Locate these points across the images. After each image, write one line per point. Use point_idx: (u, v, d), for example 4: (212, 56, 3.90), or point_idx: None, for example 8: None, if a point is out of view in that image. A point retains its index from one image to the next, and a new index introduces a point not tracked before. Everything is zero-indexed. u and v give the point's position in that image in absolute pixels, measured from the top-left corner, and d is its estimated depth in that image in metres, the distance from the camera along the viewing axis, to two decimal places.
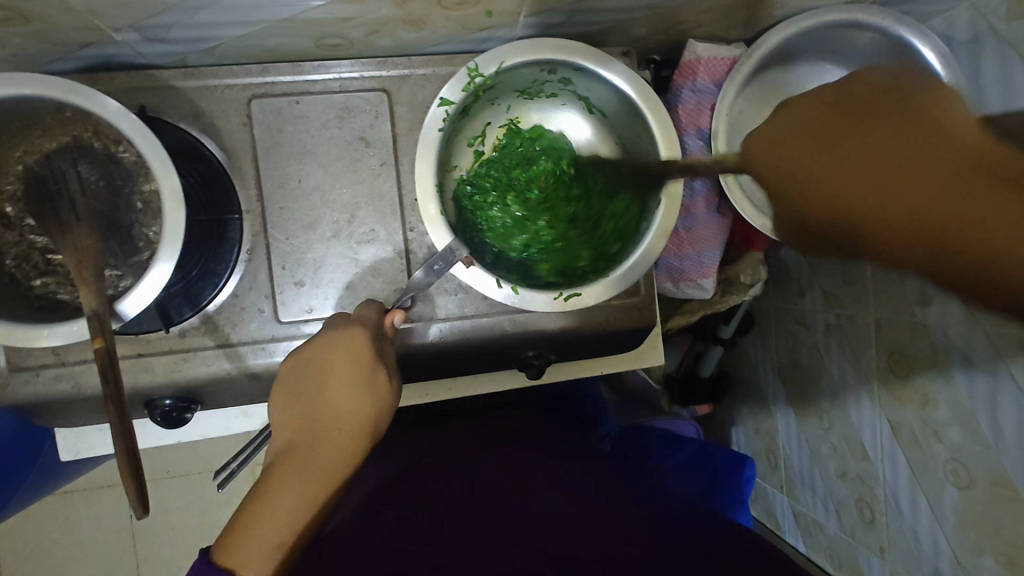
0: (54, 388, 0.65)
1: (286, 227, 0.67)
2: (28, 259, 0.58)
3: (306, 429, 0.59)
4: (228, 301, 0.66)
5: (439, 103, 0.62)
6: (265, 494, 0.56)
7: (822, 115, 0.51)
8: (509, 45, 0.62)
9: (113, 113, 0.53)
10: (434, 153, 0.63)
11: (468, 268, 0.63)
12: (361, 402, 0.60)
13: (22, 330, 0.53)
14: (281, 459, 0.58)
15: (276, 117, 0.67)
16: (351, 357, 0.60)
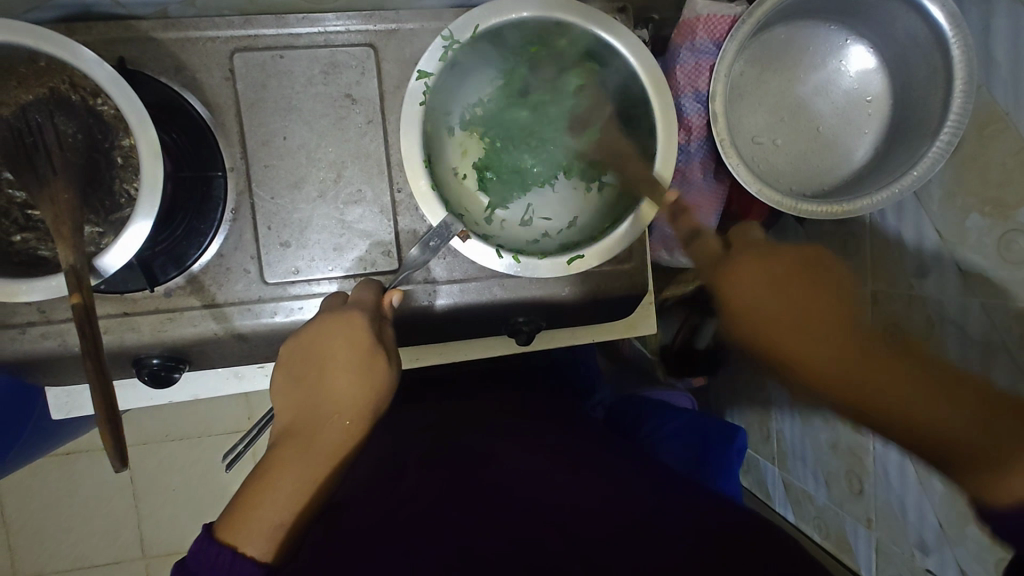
0: (41, 345, 0.65)
1: (271, 186, 0.66)
2: (8, 214, 0.58)
3: (305, 415, 0.56)
4: (213, 261, 0.66)
5: (417, 76, 0.57)
6: (264, 481, 0.52)
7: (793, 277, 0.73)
8: (484, 7, 0.57)
9: (88, 65, 0.52)
10: (419, 128, 0.59)
11: (464, 242, 0.60)
12: (359, 388, 0.56)
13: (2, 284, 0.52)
14: (279, 445, 0.54)
15: (259, 71, 0.65)
16: (349, 343, 0.57)
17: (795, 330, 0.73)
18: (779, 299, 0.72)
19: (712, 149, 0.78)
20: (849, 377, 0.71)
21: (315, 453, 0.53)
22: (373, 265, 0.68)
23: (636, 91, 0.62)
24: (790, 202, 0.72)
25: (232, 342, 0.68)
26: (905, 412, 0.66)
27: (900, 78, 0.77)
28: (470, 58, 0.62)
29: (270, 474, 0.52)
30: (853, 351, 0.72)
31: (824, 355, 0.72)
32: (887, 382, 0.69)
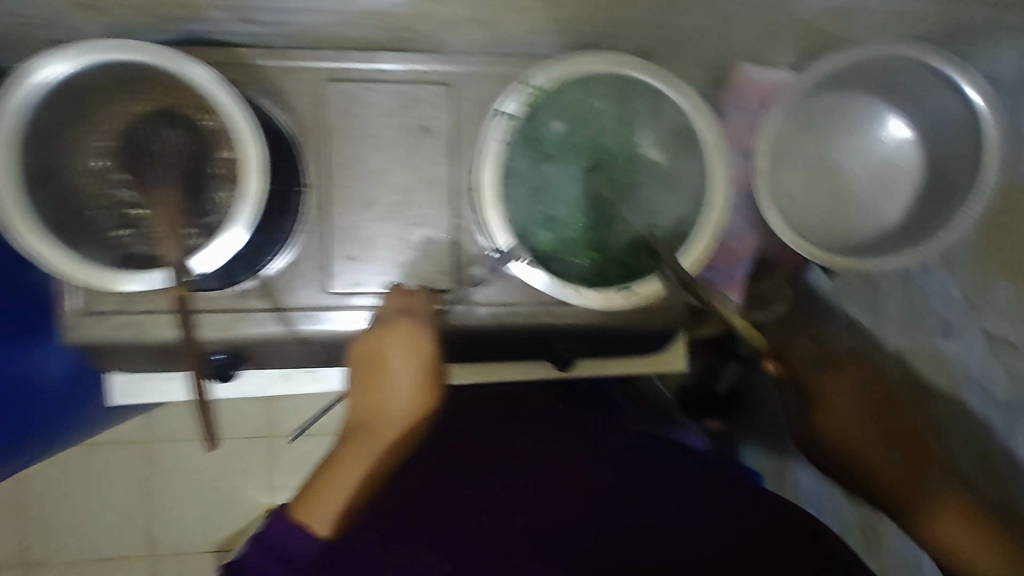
0: (117, 334, 0.69)
1: (344, 204, 0.72)
2: (110, 210, 0.62)
3: (368, 409, 0.61)
4: (284, 268, 0.71)
5: (497, 114, 0.62)
6: (333, 470, 0.58)
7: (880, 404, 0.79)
8: (563, 58, 0.62)
9: (199, 77, 0.58)
10: (495, 161, 0.63)
11: (525, 265, 0.64)
12: (416, 390, 0.61)
13: (102, 275, 0.56)
14: (348, 436, 0.60)
15: (345, 100, 0.71)
16: (412, 344, 0.61)
17: (862, 417, 0.78)
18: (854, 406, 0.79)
19: (751, 201, 0.83)
20: (856, 427, 0.77)
21: (375, 447, 0.59)
22: (429, 283, 0.73)
23: (692, 141, 0.67)
24: (826, 256, 0.75)
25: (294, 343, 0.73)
26: (861, 447, 0.76)
27: (933, 151, 0.82)
28: (544, 105, 0.66)
29: (337, 464, 0.58)
30: (886, 427, 0.77)
31: (853, 425, 0.78)
32: (859, 428, 0.77)
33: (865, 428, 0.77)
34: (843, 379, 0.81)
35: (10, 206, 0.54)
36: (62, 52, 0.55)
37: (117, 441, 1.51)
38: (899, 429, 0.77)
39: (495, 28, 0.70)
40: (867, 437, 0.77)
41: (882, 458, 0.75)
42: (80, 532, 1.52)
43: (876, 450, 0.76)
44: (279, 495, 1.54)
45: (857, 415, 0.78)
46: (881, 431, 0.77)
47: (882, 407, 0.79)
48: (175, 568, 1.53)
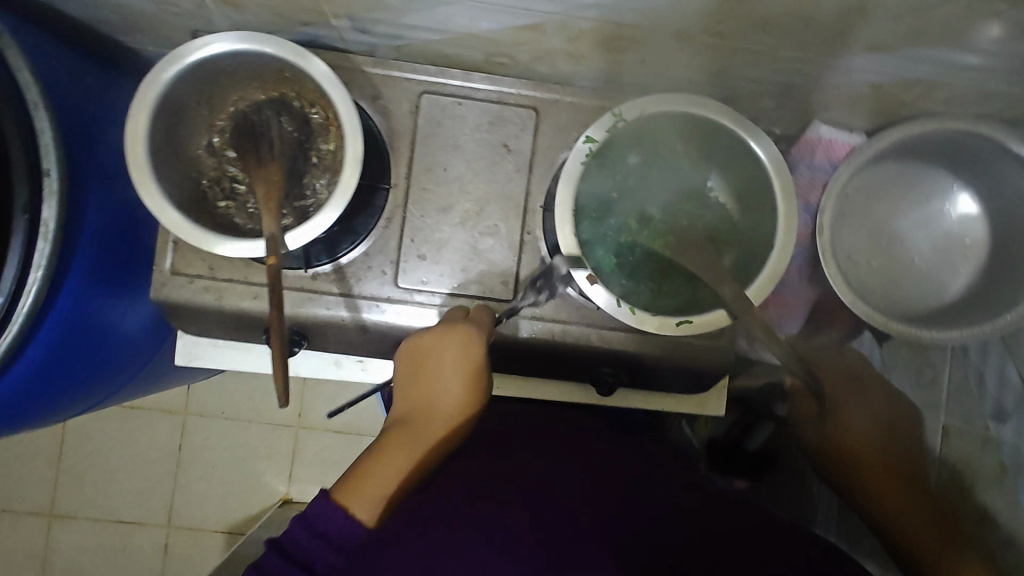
0: (199, 297, 0.74)
1: (423, 206, 0.76)
2: (219, 182, 0.69)
3: (416, 406, 0.64)
4: (359, 258, 0.75)
5: (584, 140, 0.65)
6: (377, 460, 0.60)
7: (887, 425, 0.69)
8: (651, 95, 0.65)
9: (318, 71, 0.63)
10: (575, 182, 0.66)
11: (591, 283, 0.66)
12: (463, 392, 0.64)
13: (204, 236, 0.62)
14: (393, 430, 0.62)
15: (439, 111, 0.76)
16: (464, 348, 0.64)
17: (867, 434, 0.68)
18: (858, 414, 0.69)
19: (811, 257, 0.84)
20: (863, 444, 0.67)
21: (420, 443, 0.62)
22: (490, 291, 0.77)
23: (764, 190, 0.68)
24: (882, 318, 0.76)
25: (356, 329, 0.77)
26: (858, 465, 0.67)
27: (1000, 230, 0.83)
28: (627, 137, 0.69)
29: (382, 456, 0.60)
30: (888, 448, 0.68)
31: (855, 432, 0.68)
32: (864, 442, 0.67)
33: (873, 449, 0.67)
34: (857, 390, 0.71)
35: (143, 170, 0.60)
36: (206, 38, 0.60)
37: (157, 408, 1.58)
38: (907, 457, 0.68)
39: (587, 62, 0.75)
40: (870, 452, 0.67)
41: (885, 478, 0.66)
42: (107, 492, 1.57)
43: (873, 466, 0.67)
44: (297, 485, 1.57)
45: (865, 429, 0.68)
46: (884, 453, 0.67)
47: (894, 433, 0.68)
48: (188, 542, 1.57)
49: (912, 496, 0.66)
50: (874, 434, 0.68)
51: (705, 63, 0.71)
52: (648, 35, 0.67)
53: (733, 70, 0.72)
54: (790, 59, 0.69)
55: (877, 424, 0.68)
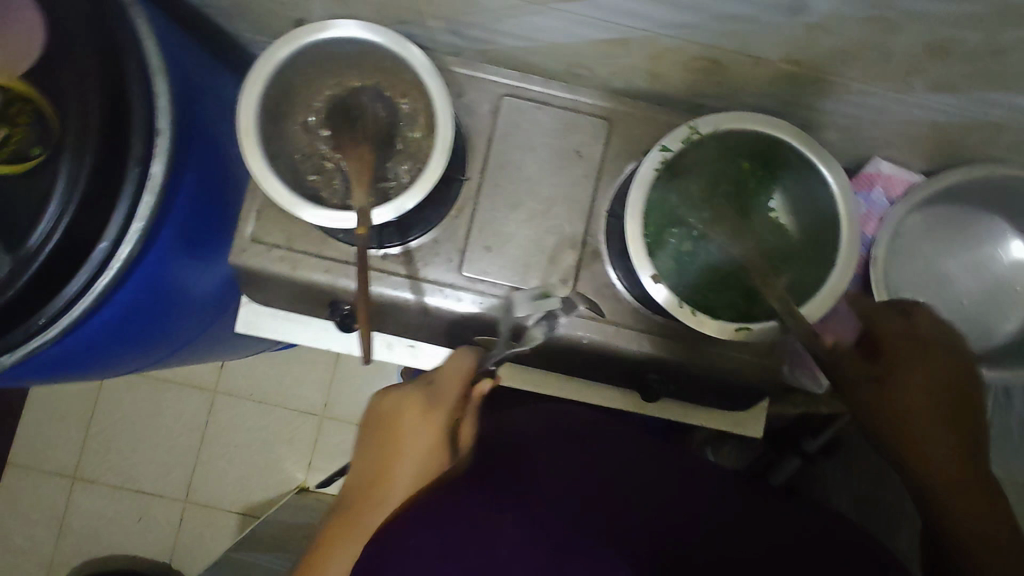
0: (272, 265, 0.78)
1: (493, 200, 0.80)
2: (311, 158, 0.73)
3: (370, 483, 0.62)
4: (427, 243, 0.79)
5: (658, 148, 0.69)
6: (323, 554, 0.59)
7: (948, 394, 0.63)
8: (730, 114, 0.69)
9: (413, 57, 0.69)
10: (646, 187, 0.70)
11: (654, 282, 0.68)
12: (418, 466, 0.61)
13: (296, 202, 0.66)
14: (342, 517, 0.61)
15: (517, 113, 0.81)
16: (420, 419, 0.63)
17: (924, 399, 0.63)
18: (919, 378, 0.64)
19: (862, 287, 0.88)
20: (914, 404, 0.63)
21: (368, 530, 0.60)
22: (550, 288, 0.80)
23: (829, 214, 0.71)
24: None
25: (417, 311, 0.80)
26: (910, 430, 0.63)
27: None
28: (699, 153, 0.73)
29: (328, 547, 0.59)
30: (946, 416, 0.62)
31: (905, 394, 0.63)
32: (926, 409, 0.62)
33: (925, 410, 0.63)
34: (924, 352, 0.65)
35: (248, 135, 0.66)
36: (330, 24, 0.68)
37: (189, 383, 1.62)
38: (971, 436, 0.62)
39: (662, 79, 0.79)
40: (925, 419, 0.62)
41: (934, 449, 0.62)
42: (130, 460, 1.60)
43: (925, 435, 0.62)
44: (315, 475, 1.59)
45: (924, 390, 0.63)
46: (942, 416, 0.62)
47: (956, 401, 0.63)
48: (202, 519, 1.58)
49: (959, 450, 0.61)
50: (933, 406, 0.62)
51: (776, 91, 0.75)
52: (728, 58, 0.70)
53: (803, 101, 0.76)
54: (861, 92, 0.72)
55: (932, 386, 0.63)
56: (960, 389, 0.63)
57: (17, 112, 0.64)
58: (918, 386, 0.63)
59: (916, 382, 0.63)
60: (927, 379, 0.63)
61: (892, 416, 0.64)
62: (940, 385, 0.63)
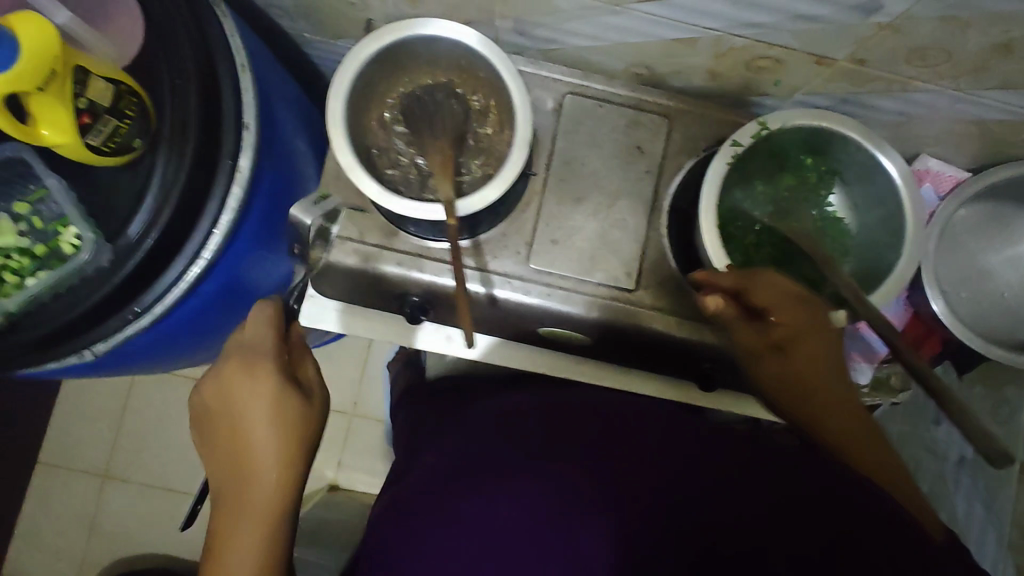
0: (346, 258, 0.79)
1: (560, 195, 0.82)
2: (387, 153, 0.76)
3: (235, 471, 0.64)
4: (496, 237, 0.81)
5: (730, 143, 0.71)
6: (227, 546, 0.60)
7: (833, 369, 0.59)
8: (800, 109, 0.71)
9: (497, 59, 0.71)
10: (718, 181, 0.71)
11: (728, 273, 0.70)
12: (277, 437, 0.65)
13: (387, 197, 0.69)
14: (219, 514, 0.62)
15: (581, 111, 0.83)
16: (246, 373, 0.67)
17: (806, 365, 0.59)
18: (810, 347, 0.59)
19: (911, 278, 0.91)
20: (819, 383, 0.59)
21: (249, 513, 0.61)
22: (615, 280, 0.82)
23: (891, 207, 0.73)
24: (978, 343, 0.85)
25: (483, 302, 0.83)
26: (826, 413, 0.58)
27: None
28: (764, 147, 0.75)
29: (227, 539, 0.60)
30: (804, 385, 0.60)
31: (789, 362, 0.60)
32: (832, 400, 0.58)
33: (820, 387, 0.59)
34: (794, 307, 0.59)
35: (338, 136, 0.68)
36: (415, 24, 0.70)
37: None
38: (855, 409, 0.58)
39: (721, 79, 0.81)
40: (829, 402, 0.58)
41: (824, 417, 0.59)
42: (159, 459, 1.60)
43: (834, 413, 0.58)
44: None
45: (823, 370, 0.59)
46: (827, 395, 0.59)
47: (838, 374, 0.59)
48: None
49: (852, 419, 0.58)
50: (827, 379, 0.59)
51: (834, 90, 0.78)
52: (794, 58, 0.73)
53: (859, 99, 0.79)
54: (918, 91, 0.75)
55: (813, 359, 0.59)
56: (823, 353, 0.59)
57: (123, 103, 0.61)
58: (807, 362, 0.59)
59: (817, 367, 0.59)
60: (807, 355, 0.60)
61: (790, 390, 0.61)
62: (822, 360, 0.59)
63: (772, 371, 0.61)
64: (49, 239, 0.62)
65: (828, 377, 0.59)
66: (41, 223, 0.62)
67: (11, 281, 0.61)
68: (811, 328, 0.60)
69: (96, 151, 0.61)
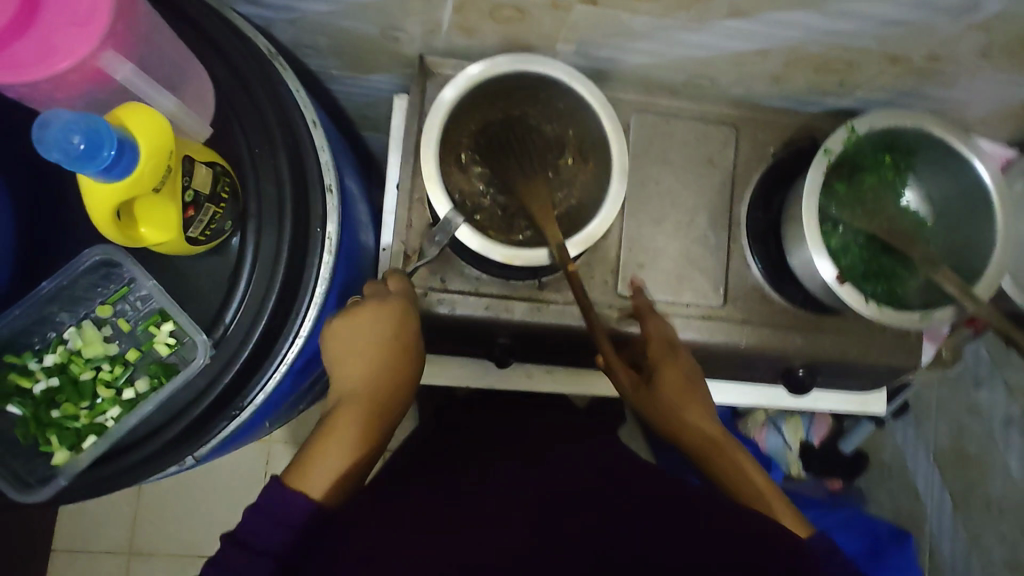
0: (435, 310, 0.75)
1: (639, 218, 0.80)
2: (468, 197, 0.71)
3: (367, 379, 0.66)
4: (583, 267, 0.79)
5: (823, 152, 0.71)
6: (328, 433, 0.63)
7: (692, 397, 0.71)
8: (882, 111, 0.72)
9: (580, 85, 0.69)
10: (815, 191, 0.71)
11: (840, 284, 0.71)
12: (399, 360, 0.67)
13: (500, 248, 0.67)
14: (341, 404, 0.65)
15: (649, 129, 0.81)
16: (392, 318, 0.66)
17: (676, 398, 0.70)
18: (677, 381, 0.71)
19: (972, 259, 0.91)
20: (672, 405, 0.70)
21: (370, 411, 0.65)
22: (704, 297, 0.81)
23: (977, 198, 0.73)
24: None
25: (574, 336, 0.80)
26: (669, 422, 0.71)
27: None
28: (847, 152, 0.74)
29: (333, 429, 0.63)
30: (674, 409, 0.70)
31: (672, 402, 0.70)
32: (682, 420, 0.70)
33: (680, 412, 0.70)
34: (672, 367, 0.71)
35: (435, 193, 0.65)
36: (496, 61, 0.67)
37: None
38: (719, 430, 0.70)
39: (785, 83, 0.81)
40: (686, 418, 0.70)
41: (703, 449, 0.70)
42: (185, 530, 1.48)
43: (703, 441, 0.70)
44: None
45: (691, 400, 0.71)
46: (688, 400, 0.70)
47: (696, 395, 0.71)
48: None
49: (714, 438, 0.70)
50: (692, 406, 0.70)
51: (897, 85, 0.79)
52: (869, 59, 0.73)
53: (918, 91, 0.80)
54: (978, 80, 0.77)
55: (681, 393, 0.70)
56: (687, 385, 0.71)
57: (220, 186, 0.56)
58: (682, 398, 0.70)
59: (673, 401, 0.70)
60: (677, 390, 0.70)
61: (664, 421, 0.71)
62: (691, 391, 0.71)
63: (643, 403, 0.72)
64: (142, 340, 0.56)
65: (688, 412, 0.70)
66: (129, 324, 0.56)
67: (107, 395, 0.55)
68: (676, 370, 0.71)
69: (193, 243, 0.56)
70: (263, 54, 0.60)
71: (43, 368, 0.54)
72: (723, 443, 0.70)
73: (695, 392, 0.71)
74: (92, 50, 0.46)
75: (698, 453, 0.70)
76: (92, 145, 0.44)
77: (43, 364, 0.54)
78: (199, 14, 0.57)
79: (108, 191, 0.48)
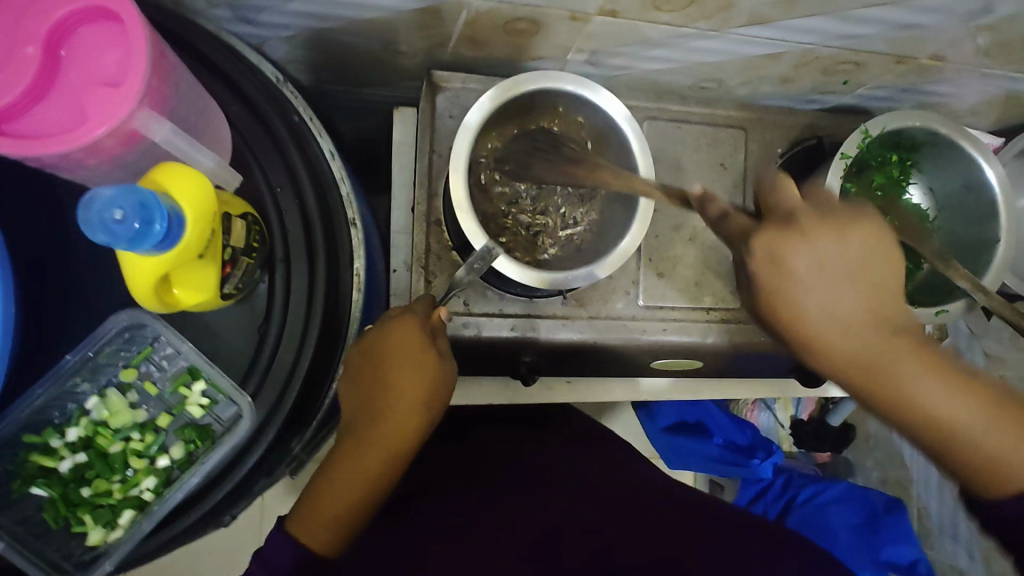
0: (462, 334, 0.73)
1: (656, 226, 0.80)
2: (493, 220, 0.70)
3: (371, 407, 0.55)
4: (604, 282, 0.78)
5: (841, 156, 0.72)
6: (332, 469, 0.54)
7: (880, 316, 0.48)
8: (892, 113, 0.74)
9: (604, 100, 0.66)
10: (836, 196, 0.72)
11: None
12: (415, 388, 0.55)
13: (533, 273, 0.64)
14: (345, 436, 0.56)
15: (662, 137, 0.80)
16: (409, 348, 0.56)
17: (859, 310, 0.47)
18: (856, 284, 0.47)
19: None
20: (853, 323, 0.47)
21: (375, 449, 0.54)
22: (722, 301, 0.81)
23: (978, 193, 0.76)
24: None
25: (598, 349, 0.79)
26: (853, 362, 0.48)
27: None
28: (861, 155, 0.76)
29: (336, 467, 0.54)
30: (860, 333, 0.47)
31: (851, 318, 0.47)
32: (870, 349, 0.47)
33: (867, 337, 0.47)
34: (843, 259, 0.47)
35: (467, 225, 0.63)
36: (516, 80, 0.64)
37: None
38: (927, 358, 0.47)
39: (791, 84, 0.81)
40: (875, 346, 0.47)
41: (906, 391, 0.47)
42: None
43: (903, 381, 0.47)
44: None
45: (879, 316, 0.48)
46: (879, 321, 0.48)
47: (887, 316, 0.48)
48: None
49: (927, 369, 0.47)
50: (881, 325, 0.48)
51: (896, 83, 0.80)
52: (877, 60, 0.74)
53: (916, 87, 0.82)
54: (974, 75, 0.79)
55: (868, 305, 0.48)
56: (874, 290, 0.48)
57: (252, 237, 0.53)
58: (865, 309, 0.47)
59: (856, 314, 0.47)
60: (857, 295, 0.47)
61: (838, 361, 0.48)
62: (877, 302, 0.48)
63: (812, 331, 0.48)
64: (173, 404, 0.54)
65: (883, 336, 0.47)
66: (156, 387, 0.54)
67: (140, 466, 0.53)
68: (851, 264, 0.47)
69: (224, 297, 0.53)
70: (272, 83, 0.56)
71: (67, 445, 0.52)
72: (938, 377, 0.47)
73: (882, 301, 0.48)
74: (130, 114, 0.43)
75: (902, 398, 0.47)
76: (144, 222, 0.42)
77: (66, 440, 0.52)
78: (206, 47, 0.53)
79: (155, 263, 0.45)
